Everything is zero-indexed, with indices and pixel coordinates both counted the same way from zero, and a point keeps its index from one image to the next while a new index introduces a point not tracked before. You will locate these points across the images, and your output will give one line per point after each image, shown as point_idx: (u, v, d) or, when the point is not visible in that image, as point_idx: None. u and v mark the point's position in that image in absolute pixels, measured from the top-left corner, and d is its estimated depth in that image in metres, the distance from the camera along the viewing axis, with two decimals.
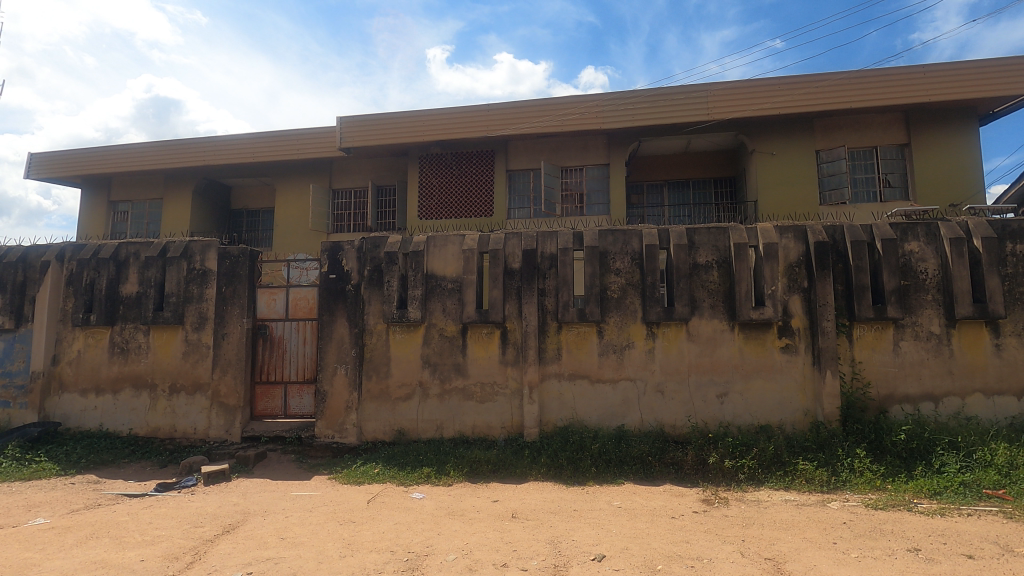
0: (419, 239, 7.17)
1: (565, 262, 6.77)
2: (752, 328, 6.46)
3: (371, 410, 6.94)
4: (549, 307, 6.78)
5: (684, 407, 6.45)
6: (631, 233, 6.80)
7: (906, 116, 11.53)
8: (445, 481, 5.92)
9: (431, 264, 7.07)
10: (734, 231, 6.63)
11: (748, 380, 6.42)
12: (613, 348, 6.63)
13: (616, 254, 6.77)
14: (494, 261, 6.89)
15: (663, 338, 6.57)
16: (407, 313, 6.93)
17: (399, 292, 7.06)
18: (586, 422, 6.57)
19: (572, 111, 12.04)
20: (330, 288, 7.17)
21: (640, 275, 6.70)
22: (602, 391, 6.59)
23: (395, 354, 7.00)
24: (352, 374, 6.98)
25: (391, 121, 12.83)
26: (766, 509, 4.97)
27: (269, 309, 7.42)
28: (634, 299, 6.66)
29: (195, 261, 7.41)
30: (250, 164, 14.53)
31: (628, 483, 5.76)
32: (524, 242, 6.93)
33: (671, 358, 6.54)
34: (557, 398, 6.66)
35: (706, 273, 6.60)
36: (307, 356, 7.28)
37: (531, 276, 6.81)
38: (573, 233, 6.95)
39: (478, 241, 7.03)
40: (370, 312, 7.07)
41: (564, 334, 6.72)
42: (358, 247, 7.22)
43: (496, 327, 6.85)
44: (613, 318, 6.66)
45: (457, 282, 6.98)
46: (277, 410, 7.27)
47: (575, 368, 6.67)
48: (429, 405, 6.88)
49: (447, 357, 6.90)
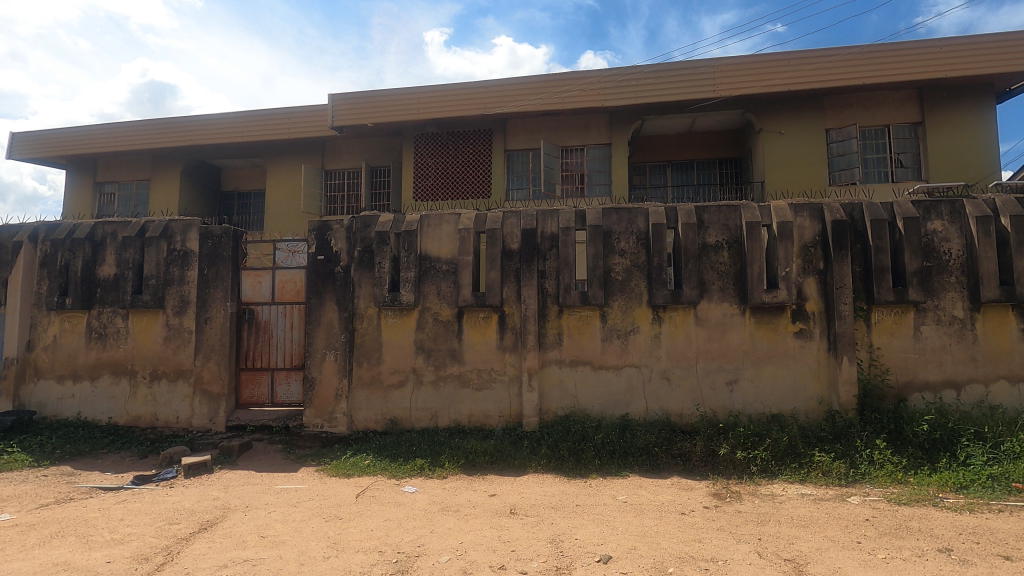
0: (411, 218, 6.78)
1: (567, 243, 6.40)
2: (765, 312, 6.12)
3: (362, 398, 6.60)
4: (549, 290, 6.43)
5: (691, 395, 6.12)
6: (636, 211, 6.42)
7: (920, 93, 11.08)
8: (439, 474, 5.56)
9: (425, 245, 6.69)
10: (746, 210, 6.24)
11: (759, 367, 6.08)
12: (617, 333, 6.28)
13: (620, 234, 6.39)
14: (491, 242, 6.51)
15: (670, 323, 6.23)
16: (399, 296, 6.56)
17: (391, 275, 6.68)
18: (589, 411, 6.23)
19: (574, 88, 11.57)
20: (318, 270, 6.79)
21: (646, 256, 6.33)
22: (605, 378, 6.25)
23: (387, 340, 6.65)
24: (342, 360, 6.62)
25: (385, 99, 12.34)
26: (782, 504, 4.64)
27: (254, 292, 7.05)
28: (639, 281, 6.30)
29: (176, 241, 7.02)
30: (239, 144, 14.04)
31: (633, 475, 5.41)
32: (523, 221, 6.55)
33: (678, 344, 6.20)
34: (558, 386, 6.32)
35: (716, 254, 6.23)
36: (294, 341, 6.91)
37: (530, 257, 6.44)
38: (575, 212, 6.56)
39: (475, 220, 6.65)
40: (361, 296, 6.70)
41: (566, 318, 6.37)
42: (347, 226, 6.83)
43: (494, 310, 6.50)
44: (618, 301, 6.31)
45: (452, 264, 6.61)
46: (264, 398, 6.92)
47: (576, 354, 6.33)
48: (423, 392, 6.55)
49: (442, 343, 6.56)
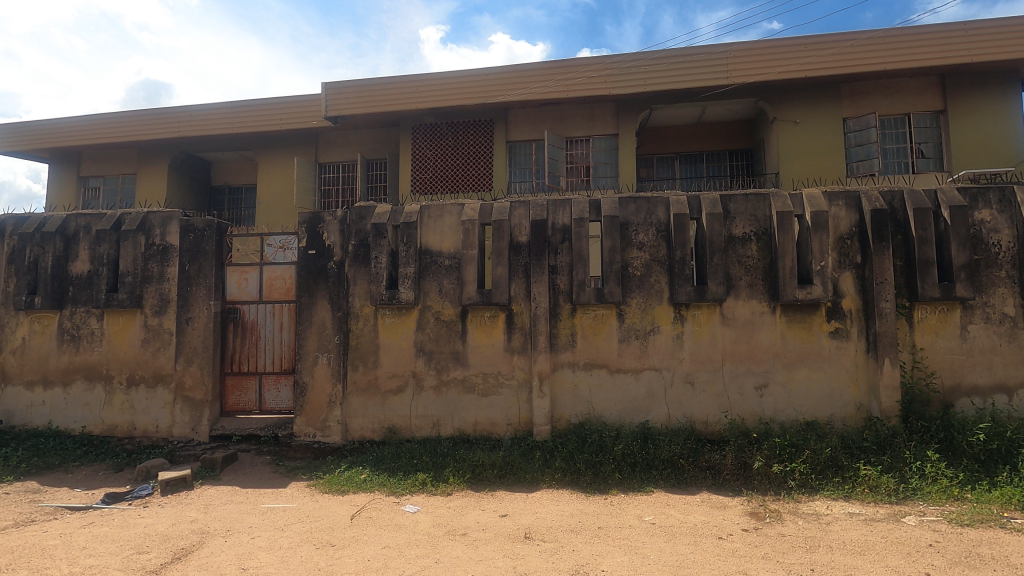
0: (411, 208, 6.25)
1: (580, 235, 5.87)
2: (797, 310, 5.61)
3: (358, 405, 6.07)
4: (561, 287, 5.91)
5: (717, 400, 5.62)
6: (655, 201, 5.91)
7: (942, 79, 10.58)
8: (443, 490, 5.02)
9: (425, 238, 6.16)
10: (776, 198, 5.73)
11: (791, 371, 5.58)
12: (636, 333, 5.77)
13: (638, 226, 5.88)
14: (498, 234, 5.99)
15: (693, 322, 5.72)
16: (397, 294, 6.03)
17: (389, 270, 6.15)
18: (605, 419, 5.72)
19: (579, 75, 11.03)
20: (309, 266, 6.25)
21: (666, 249, 5.83)
22: (623, 382, 5.75)
23: (385, 341, 6.12)
24: (336, 364, 6.09)
25: (381, 87, 11.78)
26: (830, 526, 4.13)
27: (240, 290, 6.50)
28: (659, 277, 5.79)
29: (154, 235, 6.48)
30: (229, 136, 13.46)
31: (658, 491, 4.90)
32: (532, 212, 6.03)
33: (702, 345, 5.70)
34: (571, 391, 5.81)
35: (743, 246, 5.72)
36: (284, 343, 6.36)
37: (541, 251, 5.91)
38: (589, 202, 6.04)
39: (479, 211, 6.13)
40: (356, 293, 6.17)
41: (579, 317, 5.85)
42: (341, 218, 6.29)
43: (501, 309, 5.98)
44: (636, 298, 5.80)
45: (455, 258, 6.09)
46: (251, 406, 6.37)
47: (591, 357, 5.82)
48: (424, 399, 6.02)
49: (445, 344, 6.04)
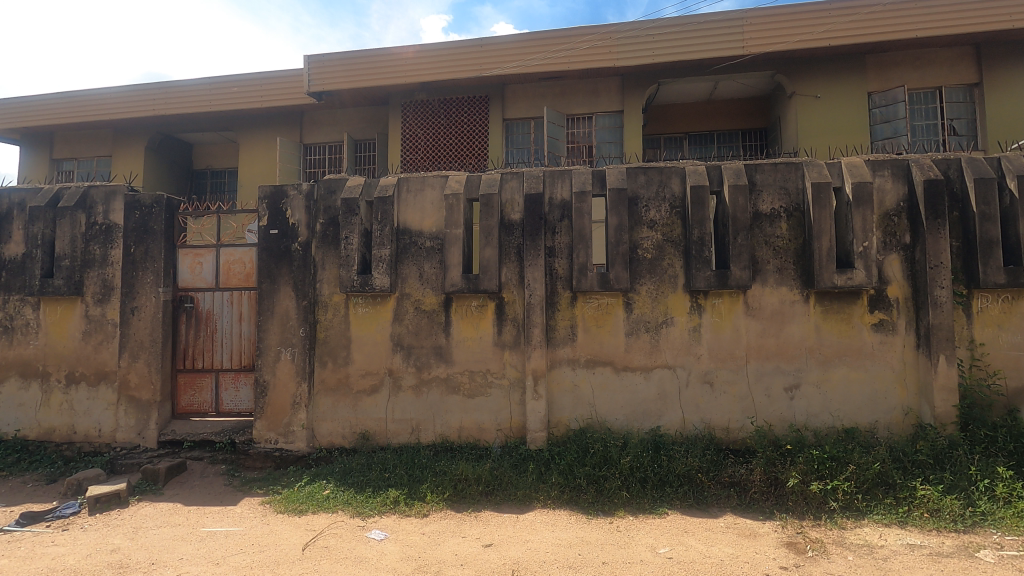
0: (387, 180, 5.44)
1: (581, 212, 5.06)
2: (834, 299, 4.81)
3: (327, 407, 5.31)
4: (560, 272, 5.12)
5: (741, 404, 4.86)
6: (668, 172, 5.11)
7: (977, 49, 9.69)
8: (418, 510, 4.24)
9: (404, 216, 5.36)
10: (810, 168, 4.92)
11: (826, 370, 4.80)
12: (646, 326, 5.00)
13: (649, 201, 5.10)
14: (487, 210, 5.18)
15: (712, 313, 4.94)
16: (370, 280, 5.23)
17: (362, 252, 5.35)
18: (610, 424, 4.96)
19: (581, 45, 10.15)
20: (271, 247, 5.45)
21: (681, 228, 5.04)
22: (630, 382, 4.98)
23: (357, 335, 5.34)
24: (301, 360, 5.31)
25: (367, 60, 10.90)
26: (888, 564, 3.35)
27: (194, 276, 5.69)
28: (673, 260, 5.01)
29: (97, 213, 5.69)
30: (209, 114, 12.63)
31: (673, 514, 4.11)
32: (526, 184, 5.22)
33: (722, 340, 4.92)
34: (570, 393, 5.04)
35: (771, 224, 4.94)
36: (244, 336, 5.57)
37: (536, 230, 5.11)
38: (593, 172, 5.23)
39: (465, 183, 5.32)
40: (324, 279, 5.38)
41: (580, 307, 5.07)
42: (307, 192, 5.48)
43: (490, 297, 5.19)
44: (646, 284, 5.02)
45: (438, 239, 5.30)
46: (206, 407, 5.59)
47: (594, 353, 5.04)
48: (401, 400, 5.24)
49: (426, 338, 5.26)
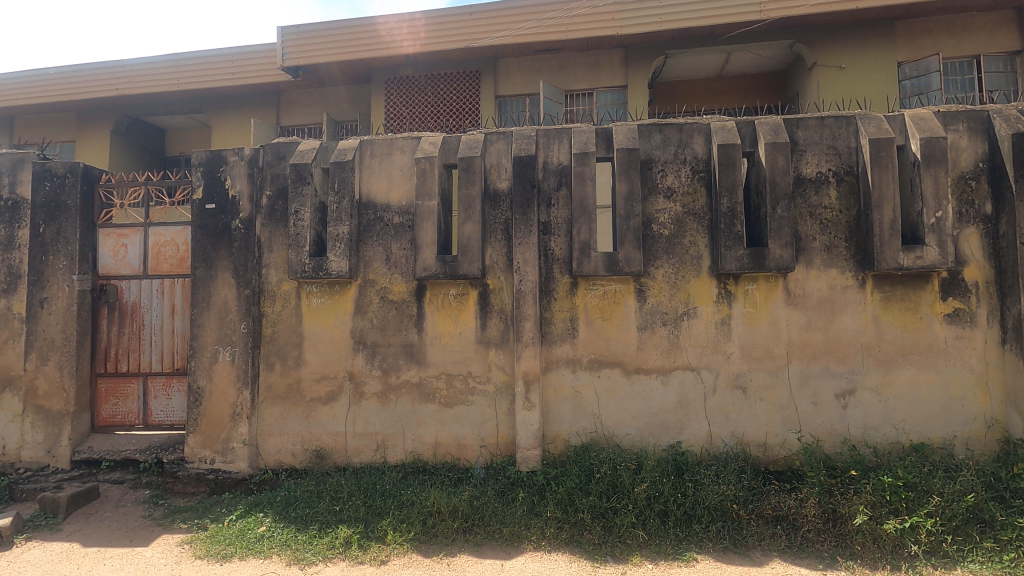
0: (347, 143, 4.49)
1: (582, 177, 4.10)
2: (897, 285, 3.89)
3: (274, 419, 4.37)
4: (557, 253, 4.18)
5: (781, 415, 3.93)
6: (689, 130, 4.17)
7: (1020, 13, 8.73)
8: (376, 555, 3.32)
9: (367, 186, 4.42)
10: (866, 122, 3.99)
11: (888, 372, 3.87)
12: (663, 318, 4.08)
13: (666, 165, 4.16)
14: (466, 177, 4.22)
15: (745, 303, 4.02)
16: (325, 264, 4.28)
17: (315, 230, 4.40)
18: (619, 440, 4.03)
19: (581, 11, 9.15)
20: (206, 225, 4.50)
21: (706, 197, 4.11)
22: (644, 388, 4.05)
23: (312, 331, 4.40)
24: (242, 362, 4.36)
25: (345, 33, 9.87)
26: None
27: (118, 261, 4.74)
28: (695, 238, 4.09)
29: (2, 185, 4.73)
30: (178, 95, 11.65)
31: (705, 562, 3.20)
32: (514, 146, 4.27)
33: (757, 335, 4.00)
34: (570, 401, 4.10)
35: (816, 192, 4.01)
36: (176, 333, 4.62)
37: (526, 201, 4.17)
38: (597, 131, 4.28)
39: (440, 145, 4.36)
40: (271, 264, 4.44)
41: (582, 295, 4.13)
42: (250, 157, 4.52)
43: (472, 284, 4.26)
44: (662, 267, 4.10)
45: (409, 213, 4.36)
46: (133, 420, 4.63)
47: (599, 352, 4.11)
48: (365, 411, 4.30)
49: (394, 335, 4.32)
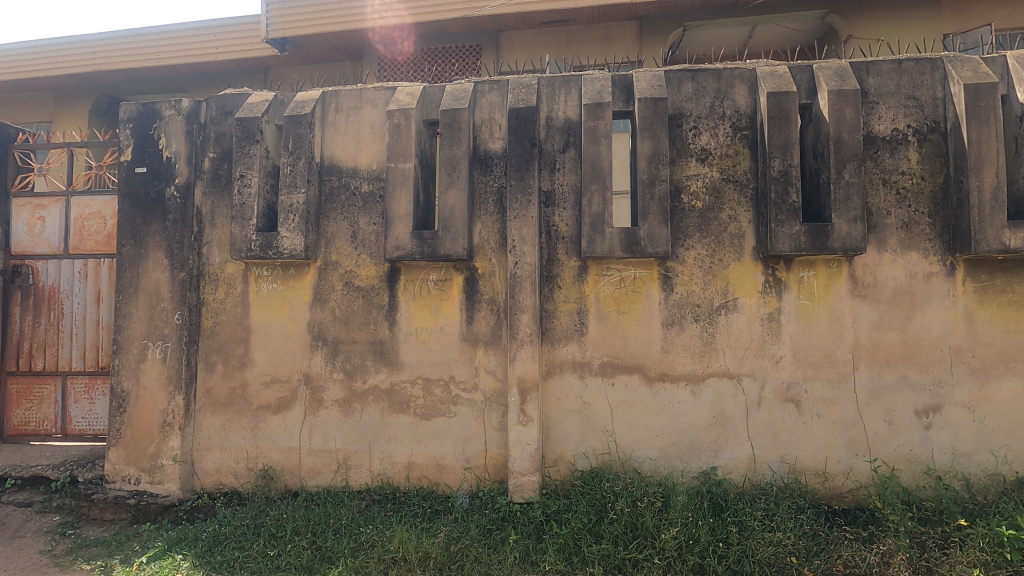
0: (306, 94, 3.68)
1: (594, 134, 3.26)
2: (996, 272, 3.05)
3: (214, 431, 3.57)
4: (561, 230, 3.35)
5: (846, 436, 3.10)
6: (729, 77, 3.33)
7: None
8: None
9: (330, 147, 3.62)
10: (958, 65, 3.13)
11: (984, 384, 3.03)
12: (695, 312, 3.25)
13: (699, 120, 3.32)
14: (450, 135, 3.39)
15: (799, 293, 3.19)
16: (276, 240, 3.46)
17: (266, 200, 3.60)
18: (638, 464, 3.22)
19: None
20: (135, 193, 3.70)
21: (749, 160, 3.27)
22: (669, 400, 3.23)
23: (261, 323, 3.59)
24: (174, 361, 3.56)
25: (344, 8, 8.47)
26: None
27: (33, 238, 3.94)
28: (736, 211, 3.26)
29: None
30: (161, 70, 10.46)
31: None
32: (511, 96, 3.44)
33: (814, 334, 3.16)
34: (576, 414, 3.28)
35: (891, 155, 3.17)
36: (101, 325, 3.84)
37: (524, 164, 3.35)
38: (614, 78, 3.44)
39: (419, 96, 3.53)
40: (213, 241, 3.65)
41: (593, 283, 3.31)
42: (188, 111, 3.70)
43: (456, 268, 3.44)
44: (694, 249, 3.26)
45: (380, 179, 3.55)
46: (48, 428, 3.86)
47: (613, 353, 3.28)
48: (323, 422, 3.49)
49: (361, 329, 3.51)
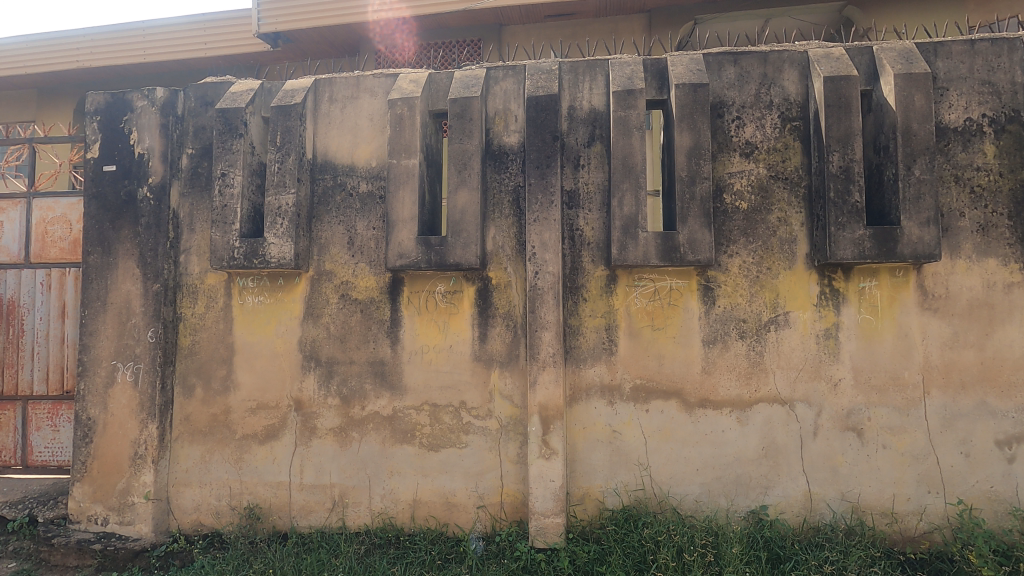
0: (297, 83, 3.27)
1: (625, 126, 2.87)
2: None
3: (193, 463, 3.15)
4: (587, 235, 2.95)
5: (917, 472, 2.71)
6: (777, 60, 2.93)
7: None
8: None
9: (324, 142, 3.21)
10: None
11: None
12: (740, 328, 2.85)
13: (743, 110, 2.92)
14: (460, 127, 2.98)
15: (859, 306, 2.79)
16: (262, 248, 3.05)
17: (251, 202, 3.18)
18: (678, 503, 2.82)
19: None
20: (103, 194, 3.27)
21: (801, 155, 2.88)
22: (713, 429, 2.82)
23: (245, 341, 3.18)
24: (146, 385, 3.14)
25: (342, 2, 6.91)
26: None
27: None
28: (786, 213, 2.86)
29: None
30: None
31: None
32: (528, 83, 3.04)
33: (878, 353, 2.77)
34: (605, 446, 2.87)
35: (964, 148, 2.78)
36: (66, 343, 3.42)
37: (545, 160, 2.95)
38: (646, 63, 3.04)
39: (424, 84, 3.13)
40: (192, 249, 3.24)
41: (623, 295, 2.91)
42: (163, 101, 3.28)
43: (468, 279, 3.03)
44: (739, 256, 2.87)
45: (380, 178, 3.14)
46: (7, 459, 3.43)
47: (647, 375, 2.88)
48: (316, 454, 3.08)
49: (359, 348, 3.10)
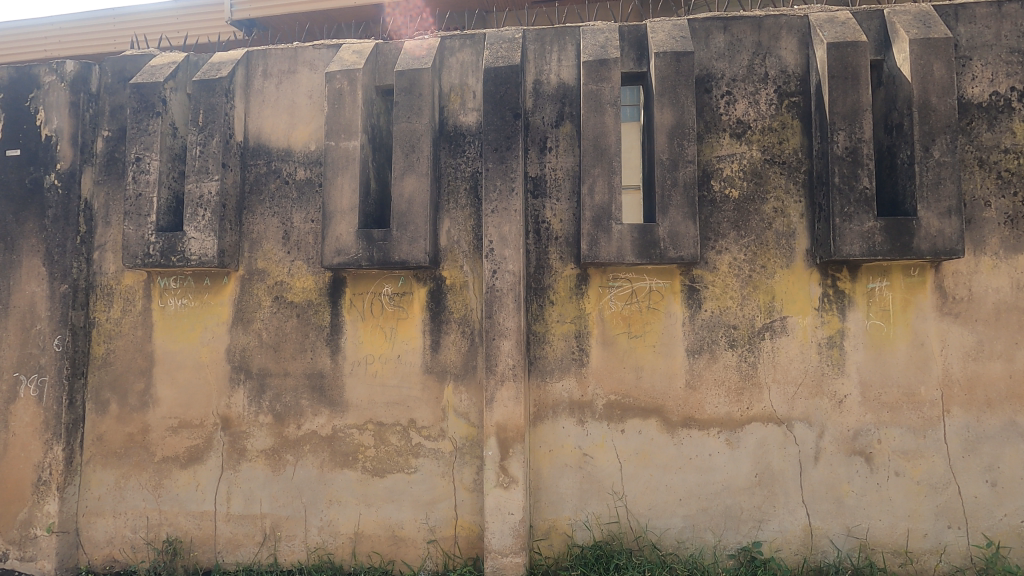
0: (227, 56, 2.87)
1: (597, 102, 2.48)
2: None
3: (107, 490, 2.76)
4: (554, 228, 2.56)
5: (937, 504, 2.32)
6: (773, 26, 2.54)
7: None
8: None
9: (256, 123, 2.82)
10: None
11: None
12: (730, 336, 2.46)
13: (734, 83, 2.53)
14: (408, 104, 2.59)
15: (868, 310, 2.40)
16: (181, 243, 2.65)
17: (172, 192, 2.79)
18: (658, 539, 2.43)
19: None
20: (6, 182, 2.87)
21: (800, 135, 2.49)
22: (699, 453, 2.44)
23: (167, 351, 2.78)
24: (50, 401, 2.73)
25: None
26: None
27: None
28: (783, 202, 2.47)
29: None
30: None
31: None
32: (487, 54, 2.64)
33: (891, 365, 2.38)
34: (574, 471, 2.48)
35: (989, 126, 2.39)
36: None
37: (505, 141, 2.55)
38: (623, 30, 2.65)
39: (370, 55, 2.73)
40: (108, 245, 2.85)
41: (596, 297, 2.52)
42: (73, 76, 2.87)
43: (418, 279, 2.64)
44: (729, 252, 2.48)
45: (319, 164, 2.75)
46: None
47: (623, 390, 2.49)
48: (245, 479, 2.69)
49: (295, 358, 2.70)
